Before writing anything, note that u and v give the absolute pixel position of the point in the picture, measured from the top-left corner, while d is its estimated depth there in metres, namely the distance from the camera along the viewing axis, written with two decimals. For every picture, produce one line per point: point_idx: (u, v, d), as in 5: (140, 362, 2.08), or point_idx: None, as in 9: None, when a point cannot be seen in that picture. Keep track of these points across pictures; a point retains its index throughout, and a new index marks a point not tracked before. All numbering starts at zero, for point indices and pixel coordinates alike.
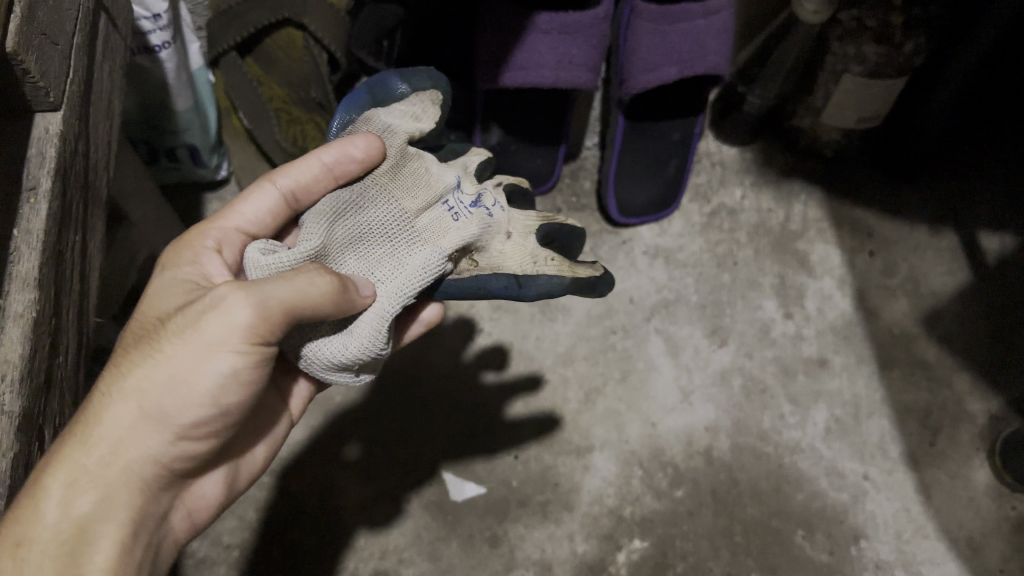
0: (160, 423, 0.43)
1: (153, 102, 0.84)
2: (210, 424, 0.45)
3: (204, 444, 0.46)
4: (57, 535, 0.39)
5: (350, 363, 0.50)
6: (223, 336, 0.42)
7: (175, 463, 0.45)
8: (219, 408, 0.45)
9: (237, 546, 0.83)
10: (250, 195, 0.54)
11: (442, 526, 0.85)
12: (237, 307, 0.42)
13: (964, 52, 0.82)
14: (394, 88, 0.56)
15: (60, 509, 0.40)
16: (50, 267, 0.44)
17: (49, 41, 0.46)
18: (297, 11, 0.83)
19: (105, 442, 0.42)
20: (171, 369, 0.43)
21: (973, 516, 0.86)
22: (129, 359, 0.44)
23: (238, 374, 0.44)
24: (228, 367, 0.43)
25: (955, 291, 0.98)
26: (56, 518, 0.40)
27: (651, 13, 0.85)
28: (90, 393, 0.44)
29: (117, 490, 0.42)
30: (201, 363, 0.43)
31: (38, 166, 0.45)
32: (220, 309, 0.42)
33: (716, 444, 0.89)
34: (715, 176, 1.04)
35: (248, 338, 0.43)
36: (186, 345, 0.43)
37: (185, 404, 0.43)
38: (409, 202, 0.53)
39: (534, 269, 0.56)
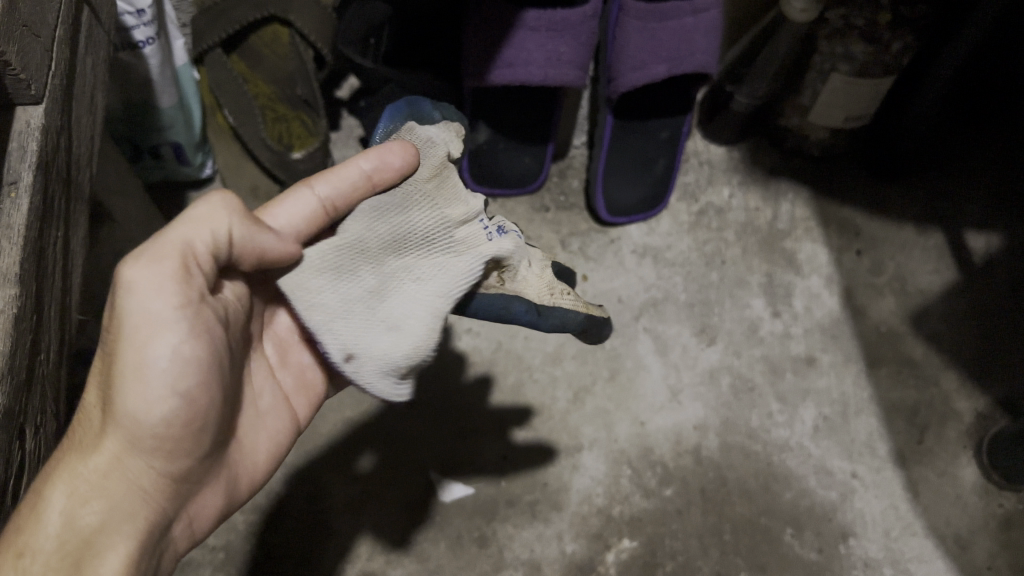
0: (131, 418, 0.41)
1: (136, 98, 0.83)
2: (189, 414, 0.43)
3: (193, 439, 0.44)
4: (61, 546, 0.39)
5: (401, 366, 0.50)
6: (158, 314, 0.42)
7: (168, 463, 0.43)
8: (190, 395, 0.42)
9: (222, 548, 0.82)
10: (284, 200, 0.51)
11: (430, 526, 0.84)
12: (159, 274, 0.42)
13: (948, 52, 0.83)
14: (429, 112, 0.57)
15: (64, 519, 0.39)
16: (30, 262, 0.43)
17: (31, 33, 0.45)
18: (283, 8, 0.84)
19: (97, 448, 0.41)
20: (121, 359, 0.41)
21: (961, 514, 0.86)
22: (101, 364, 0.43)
23: (195, 354, 0.42)
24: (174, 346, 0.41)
25: (942, 290, 0.98)
26: (58, 527, 0.39)
27: (639, 11, 0.85)
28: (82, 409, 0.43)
29: (116, 496, 0.41)
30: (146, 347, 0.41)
31: (20, 160, 0.44)
32: (140, 284, 0.42)
33: (705, 443, 0.89)
34: (703, 175, 1.04)
35: (177, 312, 0.42)
36: (124, 330, 0.41)
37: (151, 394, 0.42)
38: (451, 210, 0.52)
39: (551, 301, 0.54)
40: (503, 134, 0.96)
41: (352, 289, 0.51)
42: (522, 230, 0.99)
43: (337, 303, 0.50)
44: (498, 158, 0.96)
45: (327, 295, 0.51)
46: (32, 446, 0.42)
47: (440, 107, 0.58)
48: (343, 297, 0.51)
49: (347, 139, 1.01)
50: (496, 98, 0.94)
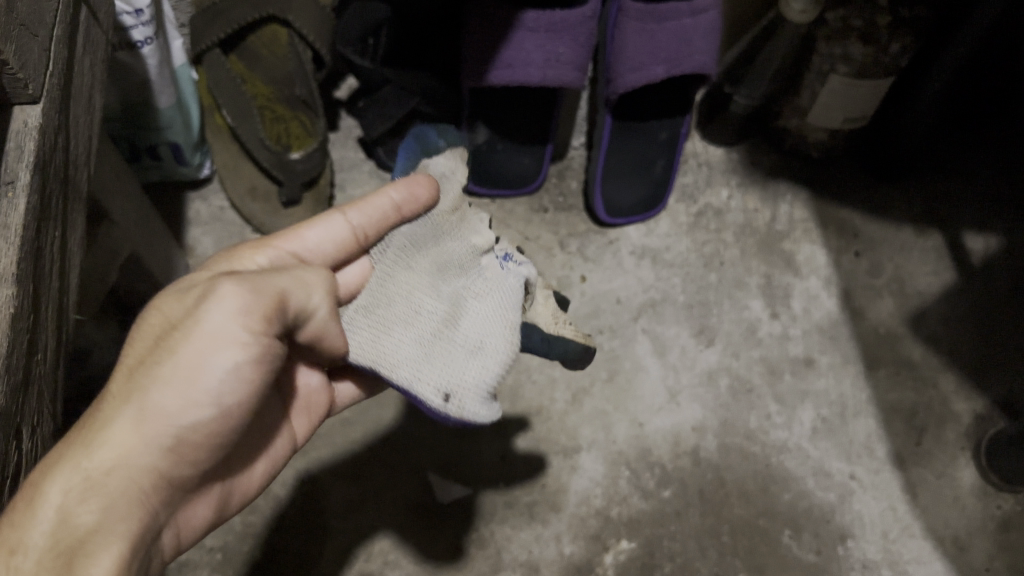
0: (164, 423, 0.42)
1: (135, 98, 0.82)
2: (214, 427, 0.44)
3: (204, 453, 0.45)
4: (54, 545, 0.38)
5: (495, 380, 0.52)
6: (224, 331, 0.43)
7: (176, 471, 0.44)
8: (222, 409, 0.44)
9: (220, 549, 0.81)
10: (317, 222, 0.53)
11: (428, 528, 0.84)
12: (235, 295, 0.43)
13: (946, 53, 0.83)
14: (434, 140, 0.59)
15: (58, 518, 0.38)
16: (27, 262, 0.43)
17: (29, 33, 0.45)
18: (281, 7, 0.83)
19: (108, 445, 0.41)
20: (176, 364, 0.42)
21: (959, 515, 0.86)
22: (133, 361, 0.43)
23: (245, 371, 0.44)
24: (228, 361, 0.43)
25: (940, 291, 0.98)
26: (54, 525, 0.38)
27: (638, 12, 0.85)
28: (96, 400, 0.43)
29: (119, 498, 0.41)
30: (204, 357, 0.43)
31: (18, 160, 0.44)
32: (218, 299, 0.43)
33: (703, 444, 0.89)
34: (701, 176, 1.04)
35: (245, 331, 0.43)
36: (189, 338, 0.43)
37: (192, 401, 0.43)
38: (476, 239, 0.56)
39: (556, 329, 0.59)
40: (502, 135, 0.96)
41: (422, 330, 0.53)
42: (521, 231, 0.99)
43: (417, 353, 0.52)
44: (498, 159, 0.96)
45: (400, 345, 0.53)
46: (29, 446, 0.42)
47: (442, 132, 0.60)
48: (417, 343, 0.53)
49: (345, 139, 1.01)
50: (495, 98, 0.94)
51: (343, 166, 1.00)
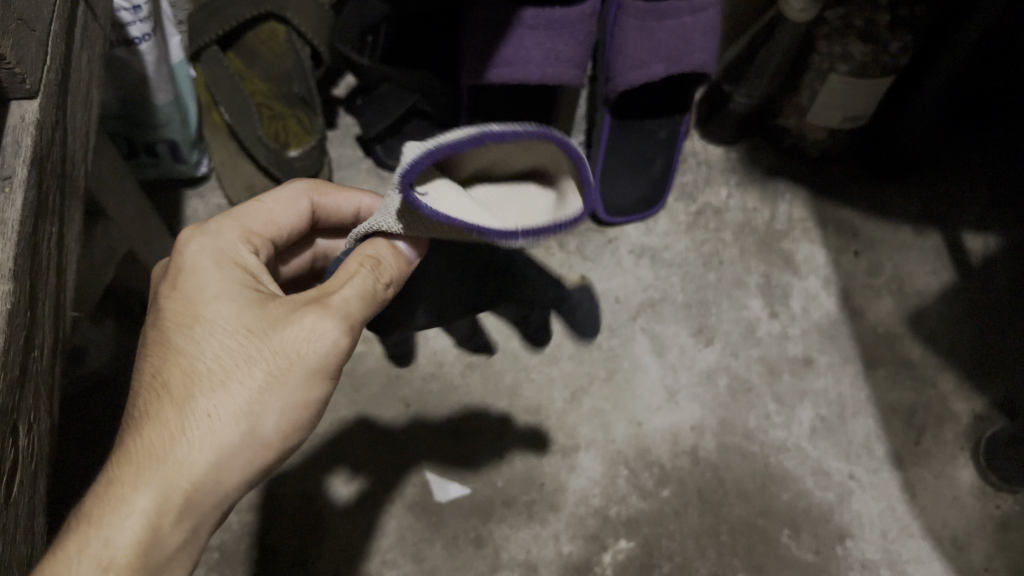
0: (257, 454, 0.43)
1: (132, 94, 0.82)
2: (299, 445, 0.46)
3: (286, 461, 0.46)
4: (139, 560, 0.40)
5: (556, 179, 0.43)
6: (326, 364, 0.43)
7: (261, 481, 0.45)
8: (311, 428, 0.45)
9: (218, 548, 0.81)
10: (283, 201, 0.53)
11: (426, 527, 0.83)
12: (340, 332, 0.43)
13: (948, 55, 0.83)
14: None
15: (145, 535, 0.40)
16: (24, 258, 0.43)
17: (26, 27, 0.45)
18: (280, 5, 0.83)
19: (205, 468, 0.41)
20: (281, 395, 0.43)
21: (958, 515, 0.86)
22: (227, 376, 0.43)
23: (331, 398, 0.45)
24: (322, 395, 0.44)
25: (939, 291, 0.98)
26: (144, 542, 0.40)
27: (638, 10, 0.85)
28: (189, 409, 0.42)
29: (208, 518, 0.42)
30: (304, 391, 0.43)
31: (14, 154, 0.44)
32: (325, 335, 0.43)
33: (702, 443, 0.89)
34: (700, 175, 1.04)
35: (340, 363, 0.44)
36: (294, 367, 0.43)
37: (288, 429, 0.44)
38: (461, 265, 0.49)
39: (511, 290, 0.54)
40: None
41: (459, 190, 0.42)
42: None
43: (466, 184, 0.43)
44: None
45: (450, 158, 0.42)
46: (27, 445, 0.42)
47: None
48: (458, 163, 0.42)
49: (343, 137, 1.01)
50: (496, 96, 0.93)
51: (341, 164, 0.99)
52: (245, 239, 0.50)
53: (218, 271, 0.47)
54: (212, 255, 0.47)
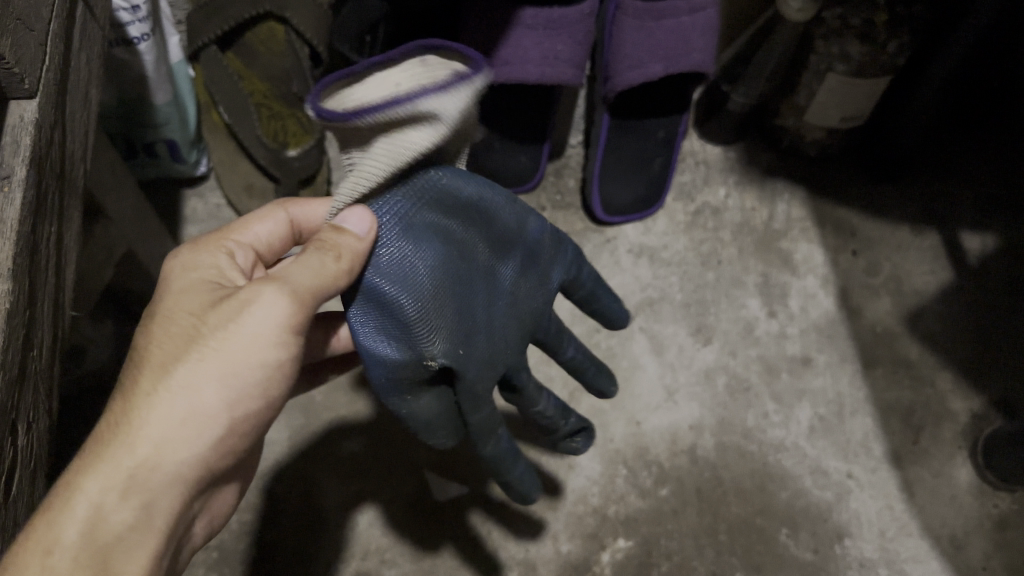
0: (201, 428, 0.43)
1: (131, 94, 0.82)
2: (251, 418, 0.46)
3: (242, 440, 0.47)
4: (90, 543, 0.40)
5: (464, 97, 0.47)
6: (269, 329, 0.45)
7: (217, 463, 0.45)
8: (263, 399, 0.46)
9: (217, 547, 0.81)
10: (262, 218, 0.56)
11: (425, 526, 0.84)
12: (279, 300, 0.45)
13: (943, 57, 0.83)
14: None
15: (93, 516, 0.40)
16: (24, 257, 0.43)
17: (25, 27, 0.45)
18: (280, 5, 0.83)
19: (149, 444, 0.41)
20: (220, 365, 0.43)
21: (956, 514, 0.86)
22: (167, 354, 0.43)
23: (280, 366, 0.46)
24: (268, 360, 0.45)
25: (937, 290, 0.98)
26: (91, 526, 0.40)
27: (637, 10, 0.85)
28: (133, 392, 0.43)
29: (160, 500, 0.42)
30: (247, 362, 0.44)
31: (13, 154, 0.44)
32: (262, 304, 0.44)
33: (700, 442, 0.89)
34: (698, 174, 1.04)
35: (286, 329, 0.45)
36: (234, 338, 0.44)
37: (234, 398, 0.44)
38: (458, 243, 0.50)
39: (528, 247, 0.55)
40: (500, 133, 0.95)
41: None
42: None
43: None
44: (495, 157, 0.96)
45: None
46: (25, 443, 0.42)
47: None
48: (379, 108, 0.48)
49: None
50: (493, 96, 0.94)
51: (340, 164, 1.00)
52: (219, 244, 0.52)
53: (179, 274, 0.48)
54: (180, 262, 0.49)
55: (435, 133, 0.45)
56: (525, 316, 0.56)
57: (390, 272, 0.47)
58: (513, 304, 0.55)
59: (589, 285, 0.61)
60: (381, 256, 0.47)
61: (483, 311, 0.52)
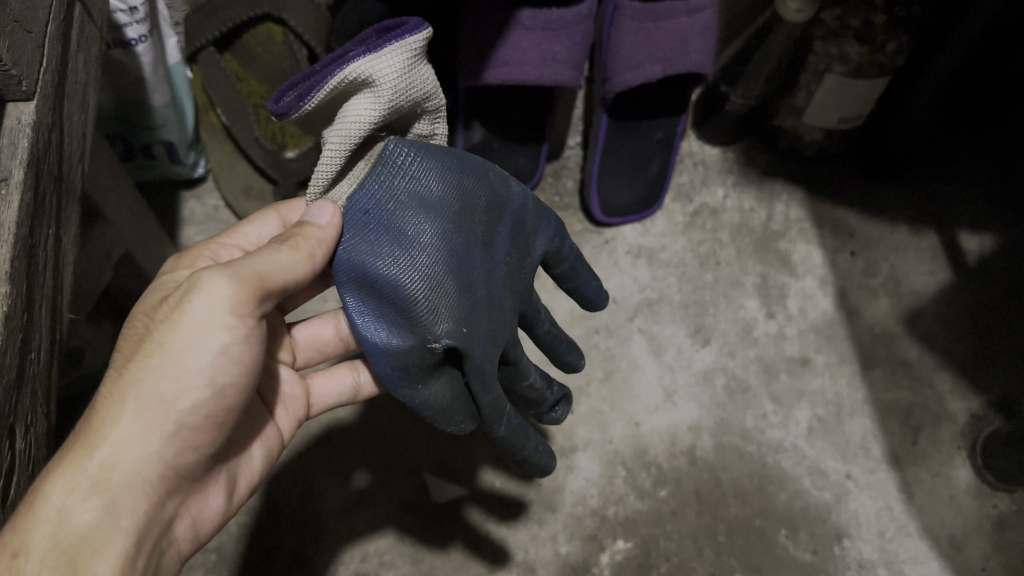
0: (153, 422, 0.45)
1: (129, 96, 0.82)
2: (210, 408, 0.46)
3: (208, 431, 0.47)
4: (56, 545, 0.41)
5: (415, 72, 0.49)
6: (212, 316, 0.45)
7: (180, 456, 0.46)
8: (219, 388, 0.46)
9: (215, 550, 0.81)
10: (254, 221, 0.59)
11: (423, 528, 0.83)
12: (219, 283, 0.45)
13: (941, 56, 0.83)
14: None
15: (58, 518, 0.41)
16: (21, 260, 0.43)
17: (22, 29, 0.45)
18: (276, 6, 0.82)
19: (107, 443, 0.44)
20: (164, 358, 0.45)
21: (955, 514, 0.86)
22: (122, 358, 0.46)
23: (234, 352, 0.46)
24: (216, 347, 0.45)
25: (935, 291, 0.98)
26: (55, 526, 0.41)
27: (635, 10, 0.84)
28: (94, 399, 0.45)
29: (122, 498, 0.44)
30: (192, 352, 0.45)
31: (11, 156, 0.44)
32: (202, 290, 0.45)
33: (700, 444, 0.89)
34: (697, 175, 1.04)
35: (233, 313, 0.45)
36: (175, 330, 0.45)
37: (186, 389, 0.45)
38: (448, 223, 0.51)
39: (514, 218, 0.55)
40: (499, 134, 0.95)
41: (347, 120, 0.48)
42: None
43: None
44: (493, 158, 0.96)
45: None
46: (23, 446, 0.42)
47: None
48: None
49: None
50: (490, 98, 0.94)
51: None
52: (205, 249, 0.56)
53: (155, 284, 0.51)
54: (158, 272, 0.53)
55: (380, 104, 0.47)
56: (519, 287, 0.56)
57: (384, 259, 0.48)
58: (510, 275, 0.55)
59: (570, 260, 0.61)
60: (370, 244, 0.48)
61: (483, 283, 0.52)
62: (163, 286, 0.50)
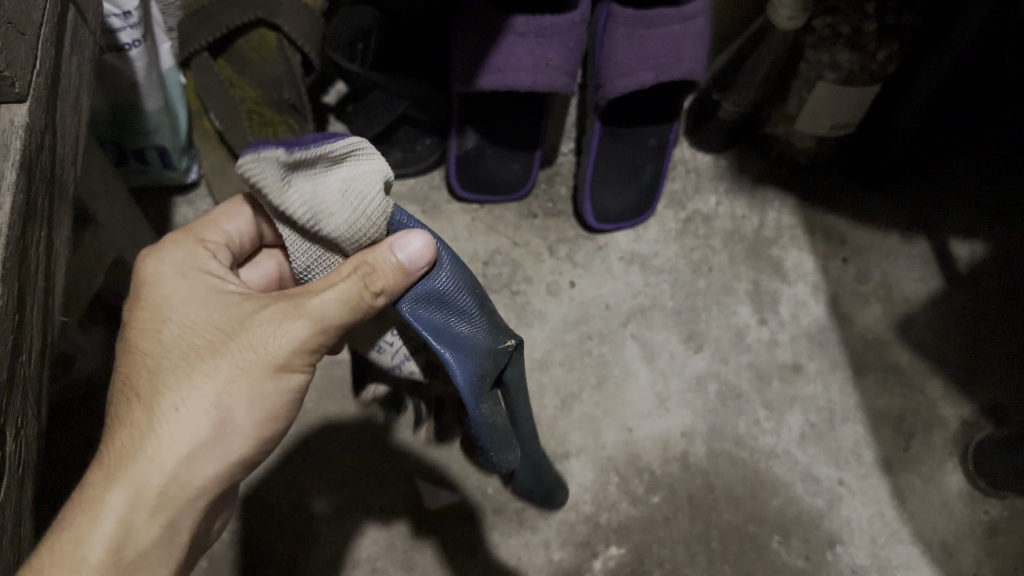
0: (226, 446, 0.45)
1: (120, 101, 0.82)
2: (272, 431, 0.48)
3: (266, 450, 0.49)
4: (115, 559, 0.42)
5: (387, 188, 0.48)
6: (291, 357, 0.46)
7: (242, 473, 0.47)
8: (281, 414, 0.48)
9: (206, 556, 0.80)
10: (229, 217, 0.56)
11: (416, 534, 0.83)
12: (303, 327, 0.46)
13: (936, 61, 0.83)
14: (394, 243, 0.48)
15: (118, 534, 0.42)
16: (14, 261, 0.43)
17: (16, 31, 0.45)
18: (271, 11, 0.81)
19: (179, 461, 0.44)
20: (248, 387, 0.45)
21: (947, 521, 0.86)
22: (191, 372, 0.45)
23: (299, 386, 0.48)
24: (289, 385, 0.47)
25: (928, 297, 0.99)
26: (116, 543, 0.42)
27: (628, 18, 0.85)
28: (156, 408, 0.44)
29: (185, 514, 0.44)
30: (270, 382, 0.46)
31: (3, 158, 0.44)
32: (286, 331, 0.46)
33: (692, 450, 0.89)
34: (690, 182, 1.05)
35: (303, 358, 0.47)
36: (256, 359, 0.45)
37: (258, 416, 0.46)
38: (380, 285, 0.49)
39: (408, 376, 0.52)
40: (492, 140, 0.97)
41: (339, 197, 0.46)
42: (509, 237, 0.99)
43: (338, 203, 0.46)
44: (487, 163, 0.96)
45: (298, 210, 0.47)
46: (15, 449, 0.41)
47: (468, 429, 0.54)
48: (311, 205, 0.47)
49: None
50: (482, 103, 0.97)
51: None
52: (200, 247, 0.53)
53: (181, 280, 0.50)
54: (173, 266, 0.50)
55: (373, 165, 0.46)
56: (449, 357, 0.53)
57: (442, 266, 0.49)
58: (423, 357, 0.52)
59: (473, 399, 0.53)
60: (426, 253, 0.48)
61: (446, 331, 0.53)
62: (214, 295, 0.49)
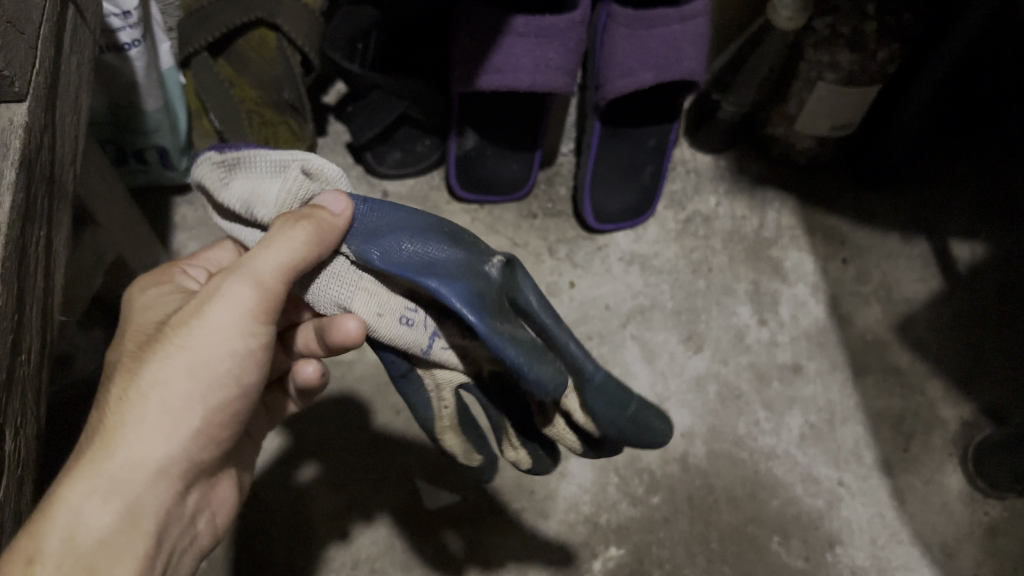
0: (177, 421, 0.44)
1: (120, 101, 0.82)
2: (227, 409, 0.47)
3: (225, 432, 0.48)
4: (72, 548, 0.40)
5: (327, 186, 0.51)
6: (235, 324, 0.46)
7: (200, 454, 0.46)
8: (233, 388, 0.47)
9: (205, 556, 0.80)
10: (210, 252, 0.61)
11: (415, 534, 0.83)
12: (241, 290, 0.45)
13: (936, 60, 0.83)
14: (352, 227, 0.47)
15: (73, 523, 0.41)
16: (14, 260, 0.43)
17: (16, 30, 0.45)
18: (270, 11, 0.81)
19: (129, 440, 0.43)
20: (192, 358, 0.45)
21: (947, 521, 0.86)
22: (137, 360, 0.45)
23: (250, 355, 0.47)
24: (237, 353, 0.46)
25: (927, 298, 0.99)
26: (74, 533, 0.41)
27: (628, 18, 0.85)
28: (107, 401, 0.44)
29: (144, 497, 0.43)
30: (217, 351, 0.45)
31: (2, 158, 0.44)
32: (225, 296, 0.45)
33: (692, 451, 0.89)
34: (689, 183, 1.05)
35: (250, 324, 0.46)
36: (198, 331, 0.45)
37: (207, 389, 0.45)
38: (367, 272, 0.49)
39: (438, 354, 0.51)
40: (492, 141, 0.97)
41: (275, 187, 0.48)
42: (509, 237, 0.99)
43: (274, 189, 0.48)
44: (487, 164, 0.96)
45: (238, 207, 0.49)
46: (14, 448, 0.41)
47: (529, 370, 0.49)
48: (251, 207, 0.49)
49: (334, 144, 1.01)
50: (483, 104, 0.96)
51: None
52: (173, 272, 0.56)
53: None
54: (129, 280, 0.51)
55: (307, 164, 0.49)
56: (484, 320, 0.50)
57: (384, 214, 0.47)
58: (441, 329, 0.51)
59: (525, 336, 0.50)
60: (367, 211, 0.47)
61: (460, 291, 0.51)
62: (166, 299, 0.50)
